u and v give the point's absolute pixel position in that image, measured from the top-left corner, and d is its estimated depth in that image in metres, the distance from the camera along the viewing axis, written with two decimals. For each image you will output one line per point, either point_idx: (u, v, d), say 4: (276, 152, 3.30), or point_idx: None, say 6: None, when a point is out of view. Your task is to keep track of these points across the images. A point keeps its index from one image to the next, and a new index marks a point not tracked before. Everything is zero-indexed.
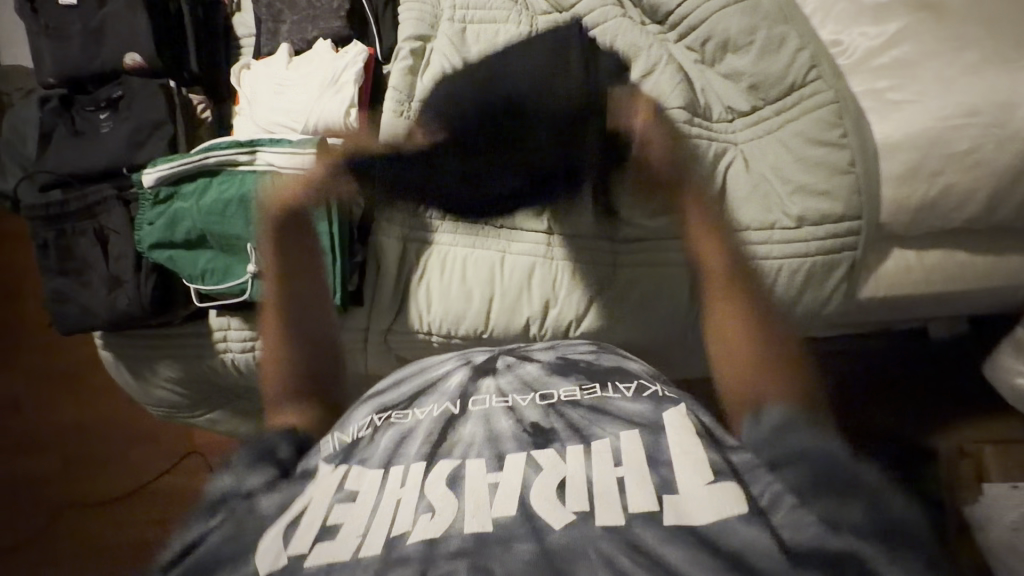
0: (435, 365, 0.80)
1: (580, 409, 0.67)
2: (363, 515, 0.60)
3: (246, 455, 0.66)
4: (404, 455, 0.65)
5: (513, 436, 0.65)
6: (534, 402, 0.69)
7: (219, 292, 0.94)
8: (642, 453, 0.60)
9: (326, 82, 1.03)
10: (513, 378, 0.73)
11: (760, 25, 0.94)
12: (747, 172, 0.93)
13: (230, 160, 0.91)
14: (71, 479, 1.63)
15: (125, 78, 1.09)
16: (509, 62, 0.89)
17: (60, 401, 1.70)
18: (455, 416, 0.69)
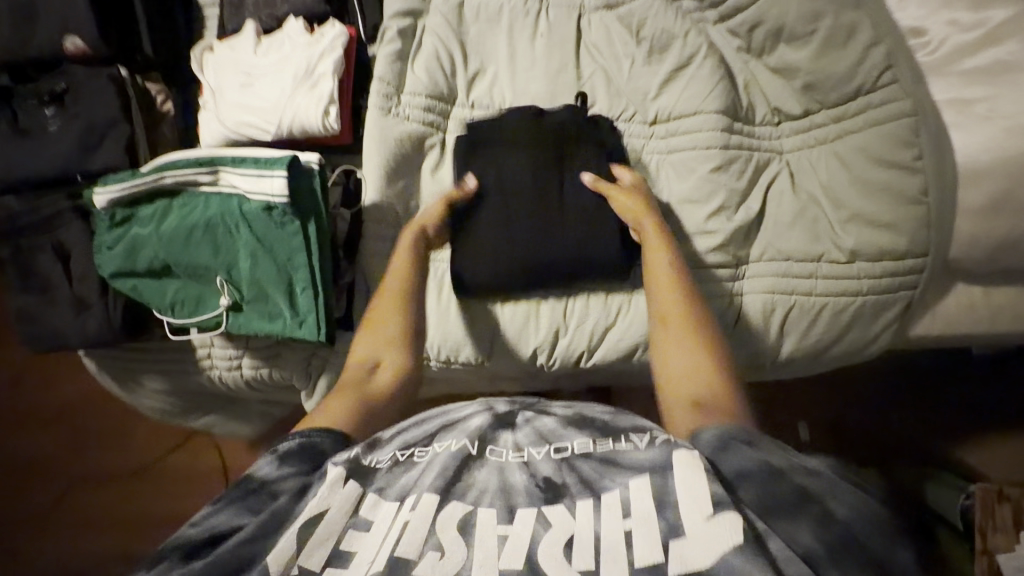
0: (458, 406, 0.66)
1: (591, 463, 0.55)
2: (373, 550, 0.51)
3: (290, 453, 0.59)
4: (417, 484, 0.55)
5: (524, 491, 0.54)
6: (548, 455, 0.56)
7: (191, 325, 0.84)
8: (648, 500, 0.51)
9: (300, 75, 0.88)
10: (527, 429, 0.59)
11: (825, 10, 0.77)
12: (794, 193, 0.81)
13: (191, 179, 0.78)
14: (68, 461, 1.56)
15: (70, 68, 0.93)
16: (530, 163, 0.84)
17: (45, 379, 1.58)
18: (471, 458, 0.57)
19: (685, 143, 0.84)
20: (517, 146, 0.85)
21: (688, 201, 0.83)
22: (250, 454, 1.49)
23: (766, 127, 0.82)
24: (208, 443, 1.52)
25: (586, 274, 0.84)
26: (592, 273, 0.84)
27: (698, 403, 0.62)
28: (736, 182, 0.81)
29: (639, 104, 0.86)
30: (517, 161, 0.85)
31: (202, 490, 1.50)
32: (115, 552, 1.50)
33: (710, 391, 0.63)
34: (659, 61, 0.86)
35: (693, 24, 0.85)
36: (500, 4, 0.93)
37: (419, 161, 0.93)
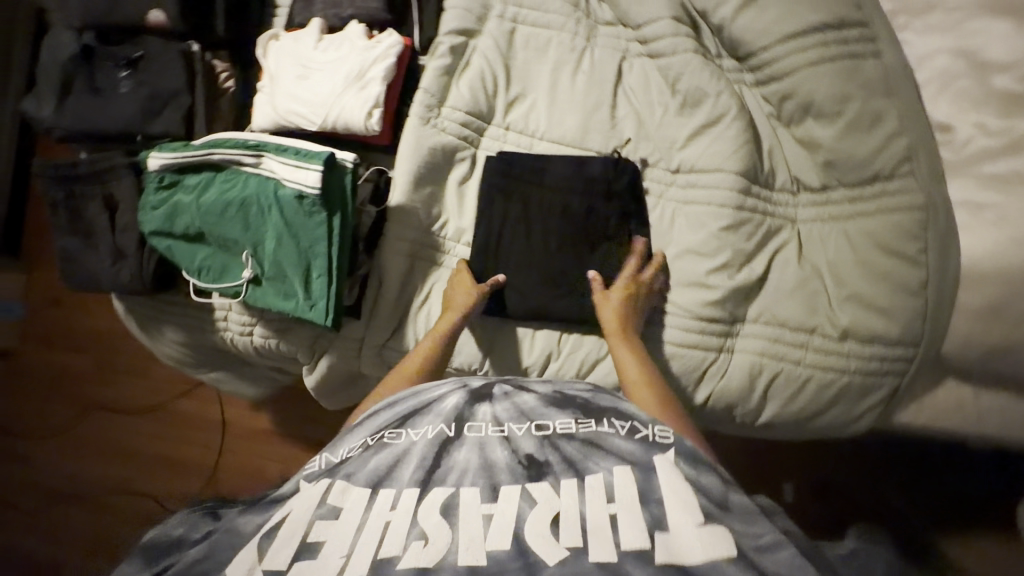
0: (430, 386, 0.75)
1: (574, 444, 0.63)
2: (349, 534, 0.58)
3: (246, 503, 0.67)
4: (394, 477, 0.62)
5: (507, 467, 0.61)
6: (529, 432, 0.65)
7: (213, 290, 0.90)
8: (631, 489, 0.57)
9: (351, 76, 0.93)
10: (508, 407, 0.69)
11: (855, 94, 0.77)
12: (798, 263, 0.83)
13: (236, 159, 0.84)
14: (87, 386, 1.66)
15: (146, 38, 1.02)
16: (548, 191, 0.91)
17: (76, 306, 1.69)
18: (449, 440, 0.65)
19: (698, 196, 0.87)
20: (542, 178, 0.91)
21: (695, 253, 0.86)
22: (250, 413, 1.55)
23: (783, 193, 0.86)
24: (211, 394, 1.58)
25: (577, 310, 0.88)
26: (575, 314, 0.88)
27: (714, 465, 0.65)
28: (744, 242, 0.84)
29: (663, 153, 0.90)
30: (534, 209, 0.91)
31: (199, 435, 1.57)
32: (112, 479, 1.59)
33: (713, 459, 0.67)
34: (690, 114, 0.88)
35: (728, 85, 0.86)
36: (549, 36, 0.97)
37: (448, 171, 0.98)
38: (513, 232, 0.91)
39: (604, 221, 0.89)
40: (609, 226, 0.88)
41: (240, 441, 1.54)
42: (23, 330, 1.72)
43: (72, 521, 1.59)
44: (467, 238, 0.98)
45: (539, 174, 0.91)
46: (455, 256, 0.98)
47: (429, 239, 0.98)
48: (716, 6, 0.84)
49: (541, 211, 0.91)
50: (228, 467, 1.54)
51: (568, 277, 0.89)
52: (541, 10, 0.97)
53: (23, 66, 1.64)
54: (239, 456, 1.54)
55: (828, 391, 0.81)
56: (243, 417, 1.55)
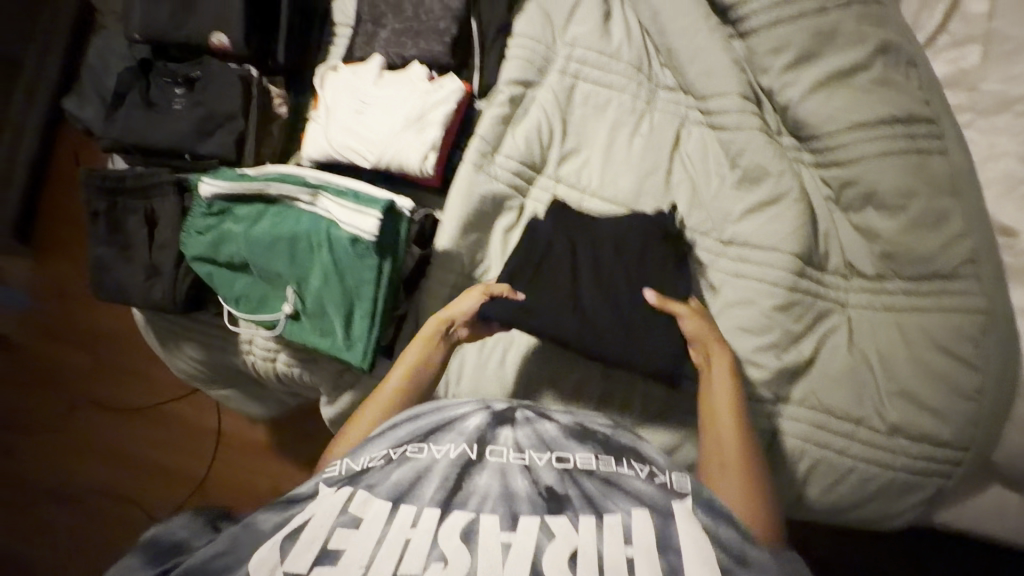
0: (453, 404, 0.73)
1: (594, 480, 0.61)
2: (367, 546, 0.55)
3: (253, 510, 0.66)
4: (415, 495, 0.60)
5: (528, 497, 0.59)
6: (550, 463, 0.63)
7: (250, 321, 0.89)
8: (650, 533, 0.56)
9: (410, 117, 0.93)
10: (530, 432, 0.67)
11: (920, 190, 0.78)
12: (848, 350, 0.82)
13: (292, 195, 0.83)
14: (84, 383, 1.61)
15: (207, 59, 1.01)
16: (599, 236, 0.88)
17: (85, 304, 1.65)
18: (471, 462, 0.63)
19: (751, 270, 0.86)
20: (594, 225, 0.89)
21: (744, 329, 0.84)
22: (251, 427, 1.50)
23: (835, 277, 0.85)
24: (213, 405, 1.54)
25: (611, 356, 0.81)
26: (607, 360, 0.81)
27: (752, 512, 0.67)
28: (795, 323, 0.83)
29: (715, 222, 0.90)
30: (583, 255, 0.86)
31: (197, 446, 1.53)
32: (105, 484, 1.55)
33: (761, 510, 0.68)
34: (747, 190, 0.87)
35: (790, 164, 0.86)
36: (610, 95, 0.97)
37: (496, 218, 0.98)
38: (557, 270, 0.86)
39: (660, 265, 0.85)
40: (666, 270, 0.85)
41: (239, 455, 1.50)
42: (25, 323, 1.67)
43: (54, 521, 1.54)
44: None
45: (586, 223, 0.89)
46: None
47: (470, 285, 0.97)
48: (783, 87, 0.84)
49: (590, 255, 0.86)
50: (223, 481, 1.50)
51: None
52: (604, 69, 0.97)
53: (58, 56, 1.62)
54: (231, 468, 1.50)
55: (870, 483, 0.80)
56: (244, 431, 1.51)
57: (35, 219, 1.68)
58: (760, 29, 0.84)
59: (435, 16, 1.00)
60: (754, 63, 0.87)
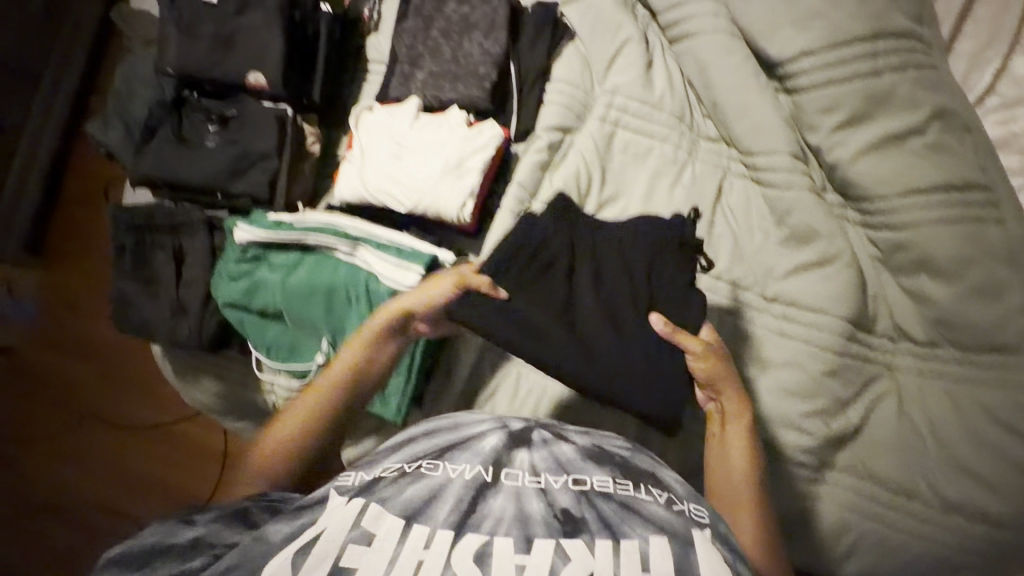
0: (470, 420, 0.64)
1: (610, 504, 0.53)
2: (379, 567, 0.49)
3: (233, 512, 0.60)
4: (428, 515, 0.52)
5: (543, 522, 0.52)
6: (567, 487, 0.55)
7: (283, 370, 0.86)
8: (668, 564, 0.49)
9: (450, 164, 0.92)
10: (543, 451, 0.59)
11: (978, 258, 0.75)
12: (898, 417, 0.80)
13: (330, 246, 0.82)
14: (86, 410, 1.56)
15: (243, 98, 1.01)
16: (605, 245, 0.79)
17: (88, 324, 1.58)
18: (486, 485, 0.55)
19: (798, 329, 0.84)
20: (602, 230, 0.81)
21: (791, 391, 0.81)
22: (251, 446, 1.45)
23: (882, 340, 0.83)
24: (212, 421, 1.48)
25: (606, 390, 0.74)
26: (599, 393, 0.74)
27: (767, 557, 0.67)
28: (843, 387, 0.81)
29: (759, 276, 0.87)
30: (582, 275, 0.77)
31: (200, 467, 1.48)
32: (110, 506, 1.52)
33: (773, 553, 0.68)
34: (795, 248, 0.85)
35: (838, 224, 0.84)
36: (651, 144, 0.96)
37: None
38: (557, 281, 0.76)
39: (671, 283, 0.78)
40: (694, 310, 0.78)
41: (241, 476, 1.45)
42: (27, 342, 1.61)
43: (60, 543, 1.52)
44: None
45: (595, 228, 0.80)
46: None
47: None
48: (832, 146, 0.83)
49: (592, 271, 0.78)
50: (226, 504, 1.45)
51: None
52: (646, 118, 0.96)
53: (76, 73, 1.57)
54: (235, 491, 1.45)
55: (920, 558, 0.77)
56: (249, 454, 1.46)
57: (45, 232, 1.61)
58: (811, 89, 0.83)
59: (475, 60, 0.99)
60: (803, 120, 0.85)
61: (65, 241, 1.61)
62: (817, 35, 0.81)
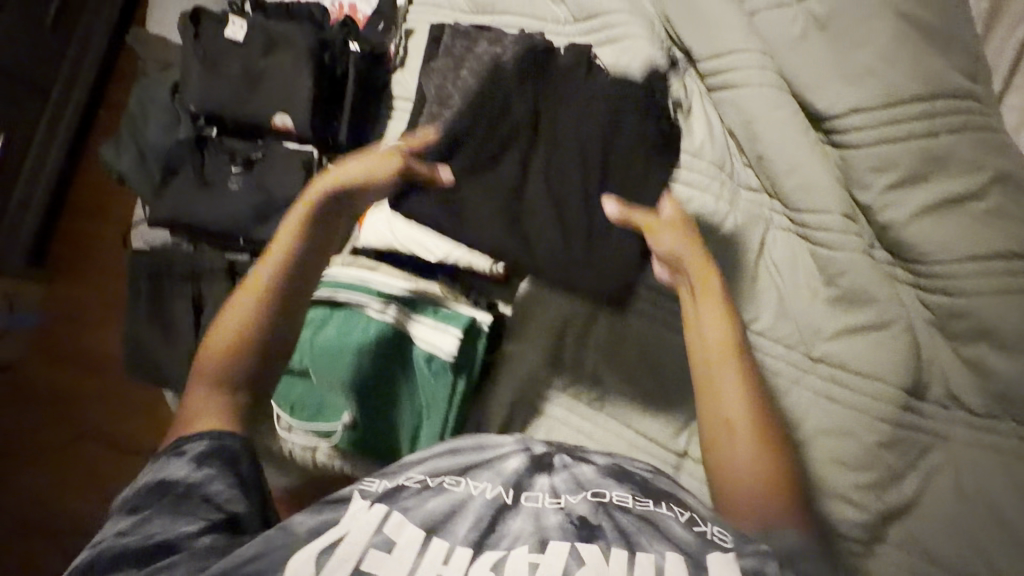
0: (495, 437, 0.63)
1: (630, 516, 0.52)
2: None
3: (210, 454, 0.61)
4: (448, 530, 0.52)
5: (558, 527, 0.51)
6: (584, 499, 0.54)
7: (305, 430, 0.82)
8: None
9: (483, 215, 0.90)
10: (562, 472, 0.57)
11: None
12: (959, 495, 0.75)
13: (361, 303, 0.81)
14: (84, 446, 1.49)
15: (271, 141, 0.98)
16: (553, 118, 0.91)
17: (91, 361, 1.52)
18: (505, 507, 0.54)
19: (847, 394, 0.80)
20: (567, 103, 0.90)
21: (839, 461, 0.78)
22: None
23: (935, 407, 0.79)
24: None
25: (552, 265, 0.86)
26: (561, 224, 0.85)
27: (749, 473, 0.64)
28: (894, 458, 0.77)
29: (802, 334, 0.84)
30: (535, 160, 0.90)
31: None
32: None
33: (757, 462, 0.64)
34: (844, 309, 0.82)
35: (893, 288, 0.80)
36: (691, 195, 0.92)
37: (567, 315, 0.92)
38: (509, 165, 0.89)
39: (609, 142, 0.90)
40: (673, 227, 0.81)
41: None
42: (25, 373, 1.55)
43: None
44: (573, 386, 0.92)
45: (565, 95, 0.90)
46: (558, 404, 0.92)
47: (535, 384, 0.93)
48: (884, 206, 0.80)
49: (545, 163, 0.89)
50: None
51: (674, 443, 0.87)
52: (685, 166, 0.93)
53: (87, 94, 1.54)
54: None
55: None
56: None
57: (52, 258, 1.57)
58: (861, 145, 0.80)
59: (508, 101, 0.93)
60: (852, 177, 0.83)
61: (71, 263, 1.56)
62: (868, 92, 0.79)
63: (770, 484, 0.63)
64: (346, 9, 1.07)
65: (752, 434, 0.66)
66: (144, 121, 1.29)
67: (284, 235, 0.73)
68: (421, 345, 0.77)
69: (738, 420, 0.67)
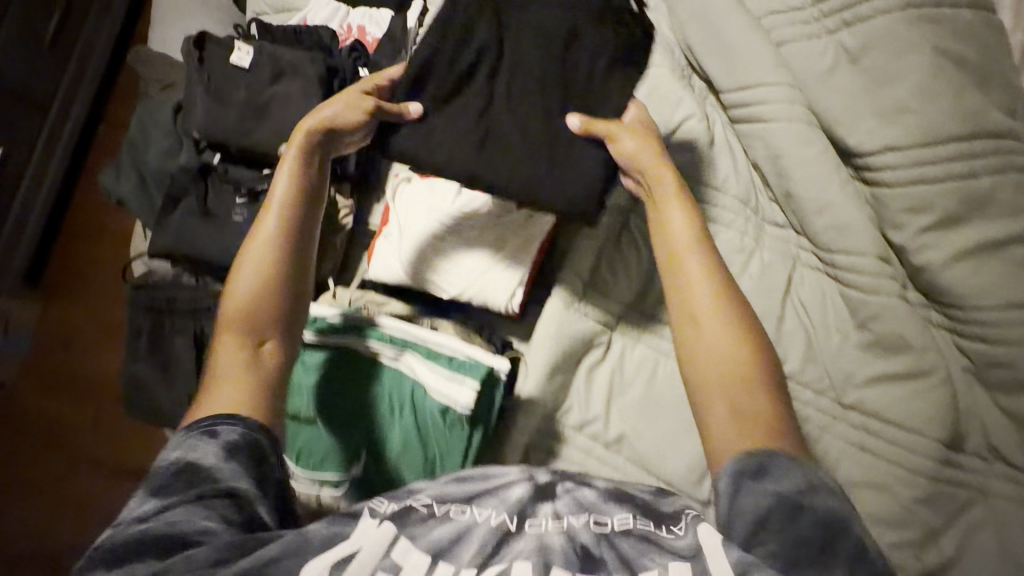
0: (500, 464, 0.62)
1: (631, 540, 0.51)
2: None
3: (239, 448, 0.57)
4: (453, 555, 0.51)
5: (560, 556, 0.50)
6: (587, 527, 0.53)
7: (313, 481, 0.77)
8: None
9: (498, 251, 0.87)
10: (565, 497, 0.56)
11: None
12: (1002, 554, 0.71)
13: (375, 351, 0.78)
14: (81, 476, 1.45)
15: (276, 171, 0.95)
16: (517, 50, 0.76)
17: (90, 390, 1.48)
18: (508, 535, 0.52)
19: (879, 443, 0.77)
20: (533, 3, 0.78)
21: (874, 515, 0.74)
22: None
23: (973, 459, 0.75)
24: None
25: (527, 193, 0.75)
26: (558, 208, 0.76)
27: (748, 420, 0.59)
28: (933, 513, 0.73)
29: (833, 380, 0.80)
30: (496, 75, 0.76)
31: None
32: None
33: (747, 401, 0.60)
34: (875, 355, 0.78)
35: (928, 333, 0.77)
36: (714, 230, 0.88)
37: (583, 354, 0.89)
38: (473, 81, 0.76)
39: (588, 66, 0.76)
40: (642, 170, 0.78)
41: None
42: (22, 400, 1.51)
43: None
44: (590, 429, 0.88)
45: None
46: (574, 447, 0.88)
47: (551, 426, 0.89)
48: (920, 248, 0.76)
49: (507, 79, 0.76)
50: None
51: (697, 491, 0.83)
52: (707, 201, 0.89)
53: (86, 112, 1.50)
54: None
55: None
56: None
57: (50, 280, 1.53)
58: (895, 184, 0.77)
59: None
60: (884, 217, 0.79)
61: (72, 283, 1.53)
62: (903, 130, 0.75)
63: (765, 423, 0.59)
64: (354, 32, 1.02)
65: (734, 381, 0.62)
66: (144, 144, 1.25)
67: (280, 188, 0.71)
68: (438, 399, 0.73)
69: (720, 367, 0.63)
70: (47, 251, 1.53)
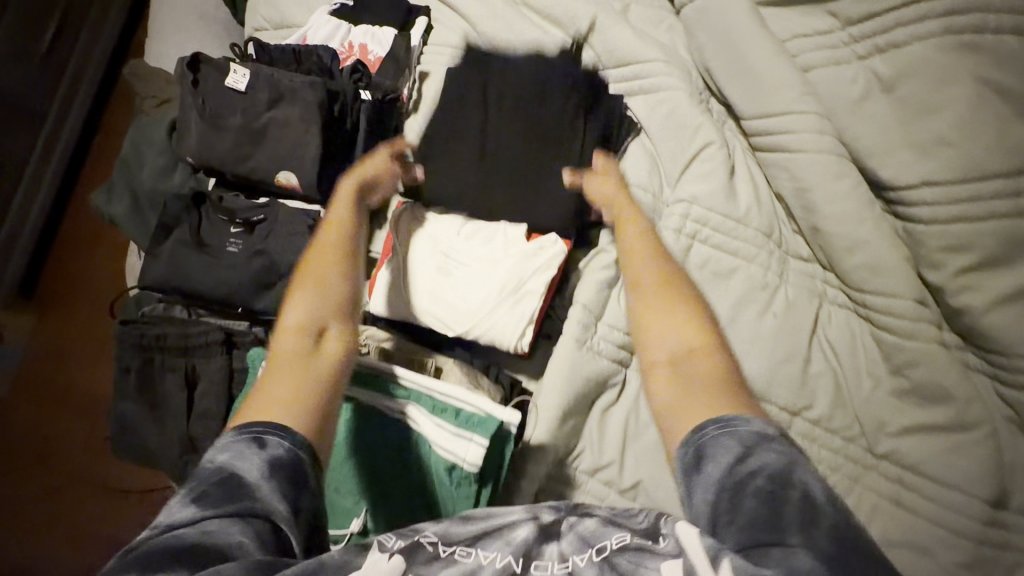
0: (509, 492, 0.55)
1: (629, 557, 0.46)
2: None
3: (282, 463, 0.53)
4: None
5: None
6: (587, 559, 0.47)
7: None
8: None
9: (507, 287, 0.82)
10: (569, 534, 0.50)
11: None
12: None
13: (377, 402, 0.73)
14: (65, 507, 1.38)
15: (273, 200, 0.90)
16: (507, 119, 0.89)
17: (80, 416, 1.41)
18: None
19: (915, 497, 0.72)
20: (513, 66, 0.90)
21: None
22: None
23: None
24: None
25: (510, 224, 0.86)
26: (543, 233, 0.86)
27: (699, 387, 0.60)
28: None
29: (865, 428, 0.75)
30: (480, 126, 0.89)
31: None
32: None
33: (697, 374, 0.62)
34: (908, 402, 0.73)
35: (966, 378, 0.72)
36: (737, 264, 0.82)
37: (596, 395, 0.84)
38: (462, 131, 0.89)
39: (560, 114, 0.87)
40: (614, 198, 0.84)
41: None
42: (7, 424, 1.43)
43: None
44: (604, 476, 0.82)
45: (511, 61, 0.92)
46: (587, 493, 0.83)
47: (562, 471, 0.84)
48: (959, 289, 0.71)
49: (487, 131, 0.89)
50: None
51: None
52: (730, 234, 0.83)
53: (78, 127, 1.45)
54: None
55: None
56: None
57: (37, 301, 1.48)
58: (932, 221, 0.72)
59: (541, 159, 0.87)
60: (920, 254, 0.74)
61: (61, 301, 1.47)
62: (941, 163, 0.71)
63: (715, 389, 0.59)
64: (356, 50, 0.98)
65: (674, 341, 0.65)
66: (138, 165, 1.21)
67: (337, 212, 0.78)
68: (443, 456, 0.68)
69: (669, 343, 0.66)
70: (37, 269, 1.48)
